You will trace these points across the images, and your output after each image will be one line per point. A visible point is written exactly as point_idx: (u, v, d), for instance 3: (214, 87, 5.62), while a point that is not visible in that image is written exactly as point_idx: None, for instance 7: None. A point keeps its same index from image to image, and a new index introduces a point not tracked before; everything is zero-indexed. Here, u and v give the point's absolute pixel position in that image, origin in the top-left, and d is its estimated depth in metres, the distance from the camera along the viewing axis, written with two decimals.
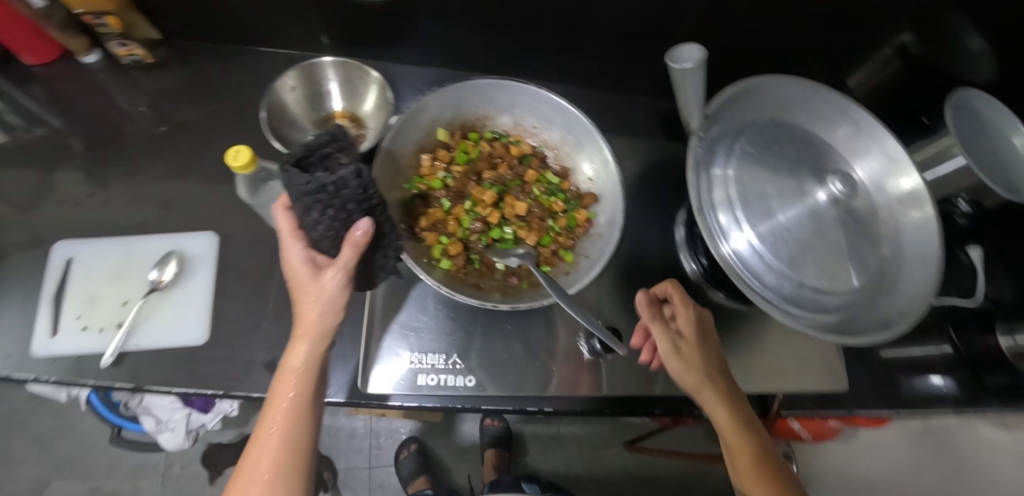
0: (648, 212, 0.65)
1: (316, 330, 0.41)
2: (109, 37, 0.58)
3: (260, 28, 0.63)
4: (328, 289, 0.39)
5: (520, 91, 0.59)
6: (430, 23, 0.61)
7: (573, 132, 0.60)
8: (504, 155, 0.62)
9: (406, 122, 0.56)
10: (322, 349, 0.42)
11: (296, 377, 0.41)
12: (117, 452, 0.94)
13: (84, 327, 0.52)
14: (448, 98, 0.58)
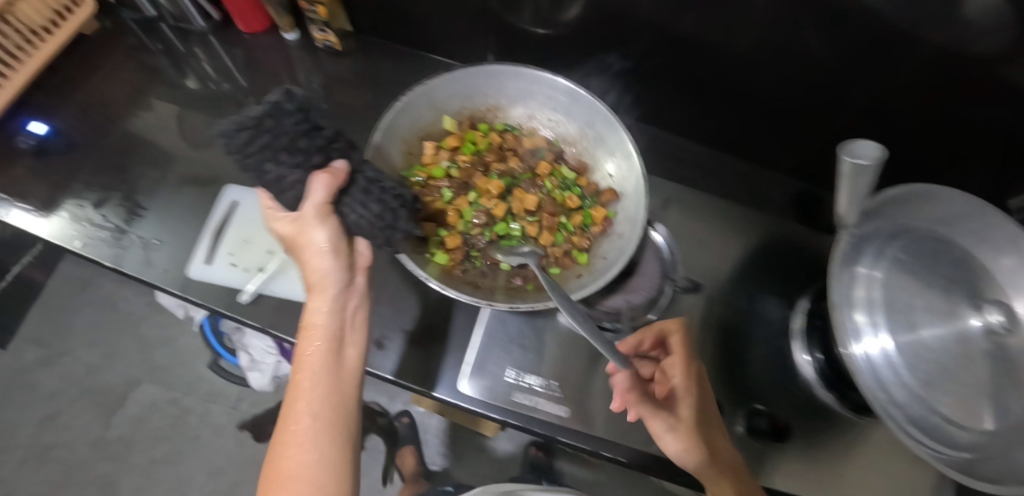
0: (763, 289, 0.62)
1: (329, 280, 0.41)
2: (314, 23, 0.67)
3: (436, 37, 0.70)
4: (313, 226, 0.39)
5: (533, 82, 0.59)
6: (590, 60, 0.66)
7: (594, 126, 0.60)
8: (522, 144, 0.65)
9: (424, 103, 0.58)
10: (341, 300, 0.42)
11: (320, 333, 0.41)
12: (200, 373, 1.04)
13: (233, 263, 0.59)
14: (453, 88, 0.59)
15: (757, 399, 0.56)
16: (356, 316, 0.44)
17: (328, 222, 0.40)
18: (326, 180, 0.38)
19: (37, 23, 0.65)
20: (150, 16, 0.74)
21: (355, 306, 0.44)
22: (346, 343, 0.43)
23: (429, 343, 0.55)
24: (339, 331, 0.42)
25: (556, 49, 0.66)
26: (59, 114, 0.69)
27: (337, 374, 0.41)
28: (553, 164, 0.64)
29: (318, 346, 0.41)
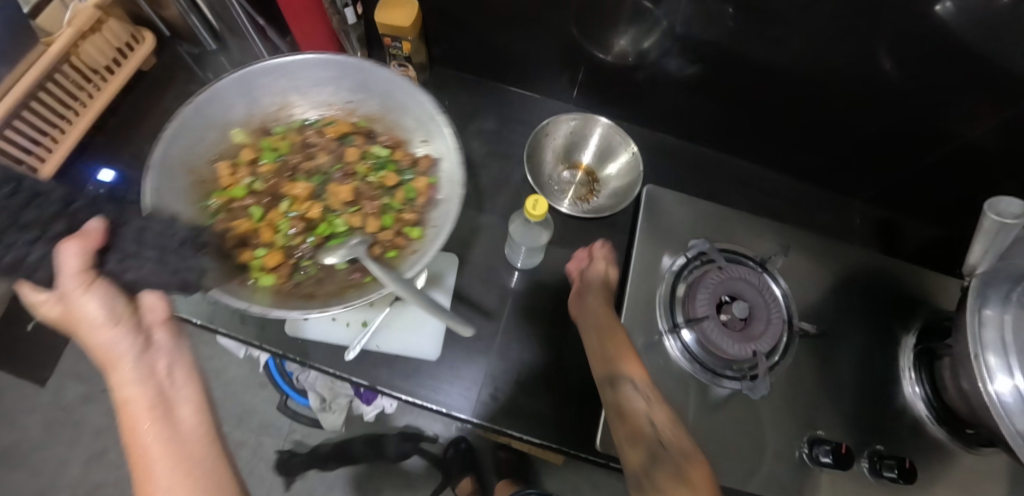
0: (869, 317, 0.60)
1: (119, 349, 0.35)
2: (394, 59, 0.65)
3: (512, 63, 0.69)
4: (77, 297, 0.33)
5: (307, 64, 0.51)
6: (674, 90, 0.65)
7: (393, 96, 0.54)
8: (318, 135, 0.55)
9: (195, 119, 0.48)
10: (153, 373, 0.35)
11: (136, 404, 0.34)
12: (250, 405, 1.01)
13: (332, 317, 0.55)
14: (240, 94, 0.50)
15: (874, 436, 0.54)
16: (185, 379, 0.38)
17: (99, 287, 0.34)
18: (79, 244, 0.33)
19: (100, 63, 0.62)
20: (211, 50, 0.72)
21: (189, 374, 0.38)
22: (181, 406, 0.36)
23: (540, 391, 0.54)
24: (161, 394, 0.36)
25: (641, 79, 0.66)
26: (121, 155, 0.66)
27: (183, 453, 0.34)
28: (363, 146, 0.56)
29: (149, 429, 0.33)
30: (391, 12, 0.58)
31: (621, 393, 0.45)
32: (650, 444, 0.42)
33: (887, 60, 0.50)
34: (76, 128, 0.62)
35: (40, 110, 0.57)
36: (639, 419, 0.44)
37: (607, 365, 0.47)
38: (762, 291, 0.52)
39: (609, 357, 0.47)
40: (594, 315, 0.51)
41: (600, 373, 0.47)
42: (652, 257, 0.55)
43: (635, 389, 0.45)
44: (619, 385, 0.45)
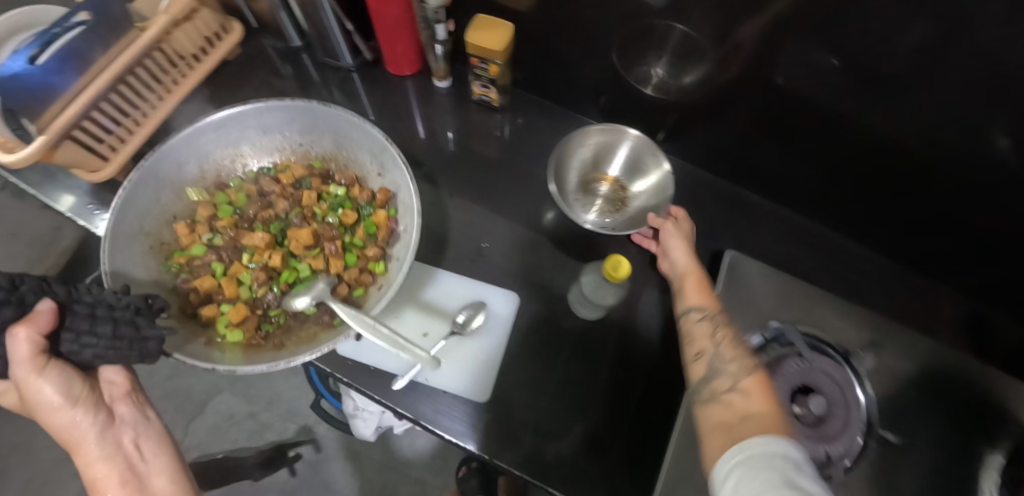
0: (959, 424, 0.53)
1: (82, 429, 0.36)
2: (478, 79, 0.63)
3: (590, 94, 0.66)
4: (31, 384, 0.34)
5: (236, 118, 0.52)
6: (762, 142, 0.61)
7: (344, 134, 0.55)
8: (280, 183, 0.56)
9: (145, 184, 0.48)
10: (105, 438, 0.37)
11: (108, 480, 0.36)
12: (279, 391, 1.03)
13: (385, 343, 0.54)
14: (180, 153, 0.51)
15: None
16: (146, 439, 0.40)
17: (49, 368, 0.34)
18: (25, 328, 0.33)
19: (188, 51, 0.63)
20: (296, 47, 0.73)
21: (139, 424, 0.40)
22: (150, 471, 0.39)
23: (585, 450, 0.51)
24: (133, 464, 0.38)
25: (729, 129, 0.62)
26: None
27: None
28: (320, 188, 0.56)
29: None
30: (484, 33, 0.56)
31: (700, 320, 0.47)
32: (709, 365, 0.44)
33: (1005, 141, 0.45)
34: (157, 112, 0.64)
35: (125, 92, 0.58)
36: (707, 341, 0.45)
37: (688, 297, 0.49)
38: (841, 389, 0.49)
39: (696, 287, 0.50)
40: (678, 251, 0.53)
41: (686, 302, 0.49)
42: None
43: (709, 317, 0.47)
44: (699, 313, 0.48)
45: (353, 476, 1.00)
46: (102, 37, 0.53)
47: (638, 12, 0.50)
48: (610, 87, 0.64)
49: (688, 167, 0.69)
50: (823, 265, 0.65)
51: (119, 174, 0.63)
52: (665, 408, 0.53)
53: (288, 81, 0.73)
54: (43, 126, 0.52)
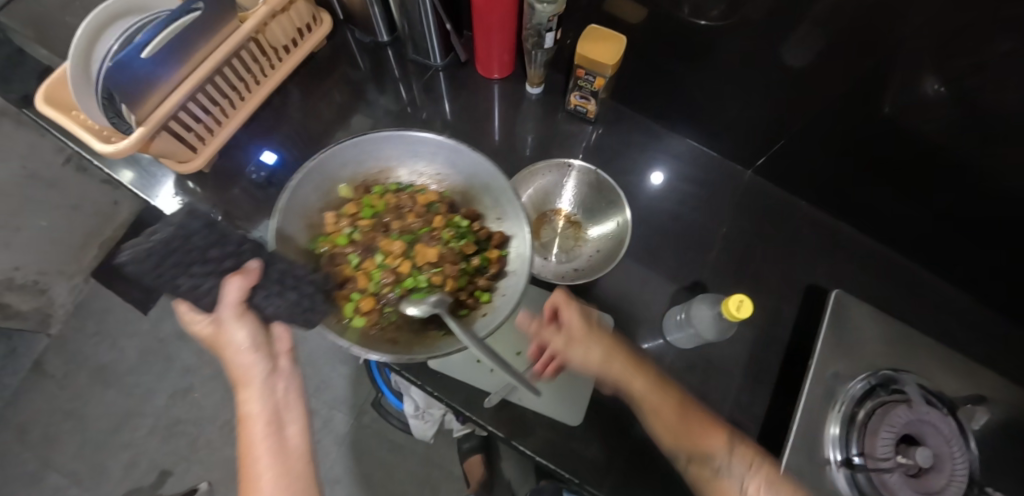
0: None
1: (254, 370, 0.42)
2: (579, 90, 0.62)
3: (684, 112, 0.65)
4: (231, 326, 0.39)
5: (399, 139, 0.52)
6: (865, 180, 0.59)
7: (478, 177, 0.53)
8: (415, 204, 0.55)
9: (309, 174, 0.49)
10: (266, 383, 0.43)
11: (258, 416, 0.42)
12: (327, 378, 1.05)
13: (478, 360, 0.55)
14: (344, 154, 0.51)
15: None
16: (290, 394, 0.45)
17: (250, 318, 0.40)
18: (241, 277, 0.38)
19: (279, 43, 0.61)
20: (381, 43, 0.72)
21: (287, 382, 0.45)
22: (287, 421, 0.44)
23: (668, 479, 0.52)
24: (276, 411, 0.43)
25: (834, 161, 0.59)
26: (278, 137, 0.67)
27: (287, 462, 0.42)
28: (447, 215, 0.55)
29: (258, 431, 0.42)
30: (597, 46, 0.53)
31: (717, 478, 0.43)
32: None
33: None
34: (244, 103, 0.62)
35: (220, 83, 0.55)
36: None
37: (704, 438, 0.44)
38: (951, 442, 0.47)
39: (703, 426, 0.44)
40: (589, 359, 0.48)
41: (708, 444, 0.44)
42: (823, 372, 0.51)
43: (732, 472, 0.43)
44: (721, 464, 0.43)
45: (395, 469, 1.01)
46: (211, 24, 0.49)
47: (749, 38, 0.49)
48: (712, 108, 0.62)
49: (780, 194, 0.67)
50: (916, 307, 0.63)
51: (204, 167, 0.61)
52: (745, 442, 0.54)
53: (371, 77, 0.71)
54: (143, 117, 0.48)
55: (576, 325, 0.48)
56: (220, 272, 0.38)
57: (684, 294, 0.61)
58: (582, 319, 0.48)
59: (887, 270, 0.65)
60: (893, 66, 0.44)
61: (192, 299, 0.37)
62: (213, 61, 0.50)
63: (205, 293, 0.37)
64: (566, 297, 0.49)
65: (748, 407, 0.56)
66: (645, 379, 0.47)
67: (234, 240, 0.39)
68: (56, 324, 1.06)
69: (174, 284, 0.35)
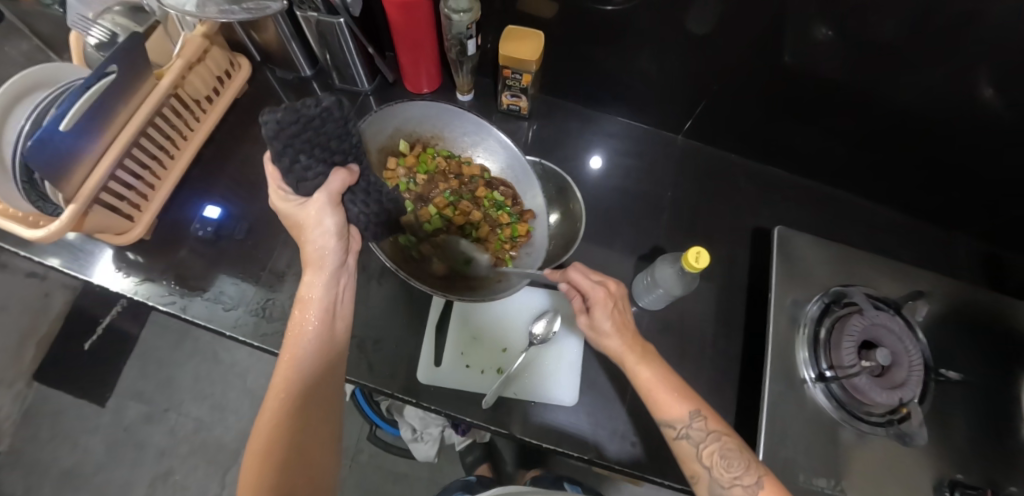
0: (1001, 358, 0.57)
1: (329, 258, 0.43)
2: (508, 90, 0.64)
3: (608, 92, 0.68)
4: (323, 212, 0.41)
5: (459, 116, 0.57)
6: (780, 124, 0.64)
7: (514, 171, 0.59)
8: (458, 173, 0.60)
9: (381, 117, 0.54)
10: (334, 275, 0.44)
11: (316, 304, 0.43)
12: None
13: (466, 365, 0.56)
14: (412, 108, 0.56)
15: (1016, 474, 0.53)
16: (346, 291, 0.46)
17: (340, 210, 0.42)
18: (345, 175, 0.41)
19: (201, 94, 0.60)
20: (305, 76, 0.71)
21: (346, 279, 0.46)
22: (337, 318, 0.45)
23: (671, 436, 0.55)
24: (334, 303, 0.44)
25: (749, 112, 0.64)
26: (217, 190, 0.65)
27: (329, 356, 0.43)
28: (490, 188, 0.59)
29: (313, 320, 0.42)
30: (518, 45, 0.56)
31: (679, 440, 0.45)
32: (709, 488, 0.44)
33: (994, 92, 0.48)
34: (176, 161, 0.60)
35: (147, 145, 0.54)
36: (696, 465, 0.45)
37: (665, 410, 0.46)
38: (904, 338, 0.52)
39: (676, 397, 0.46)
40: (609, 340, 0.49)
41: (664, 416, 0.46)
42: (783, 303, 0.55)
43: (692, 437, 0.45)
44: (677, 431, 0.45)
45: None
46: (131, 86, 0.48)
47: (648, 13, 0.53)
48: (635, 84, 0.65)
49: (711, 151, 0.72)
50: (849, 227, 0.70)
51: (144, 234, 0.59)
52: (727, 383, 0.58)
53: None
54: (71, 194, 0.46)
55: (597, 292, 0.49)
56: (330, 162, 0.40)
57: (645, 259, 0.64)
58: (601, 290, 0.49)
59: (819, 200, 0.71)
60: (778, 17, 0.48)
61: (298, 178, 0.39)
62: (136, 125, 0.49)
63: (313, 178, 0.39)
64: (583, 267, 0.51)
65: (725, 350, 0.60)
66: (638, 358, 0.47)
67: (353, 138, 0.40)
68: (5, 439, 0.97)
69: (295, 160, 0.37)
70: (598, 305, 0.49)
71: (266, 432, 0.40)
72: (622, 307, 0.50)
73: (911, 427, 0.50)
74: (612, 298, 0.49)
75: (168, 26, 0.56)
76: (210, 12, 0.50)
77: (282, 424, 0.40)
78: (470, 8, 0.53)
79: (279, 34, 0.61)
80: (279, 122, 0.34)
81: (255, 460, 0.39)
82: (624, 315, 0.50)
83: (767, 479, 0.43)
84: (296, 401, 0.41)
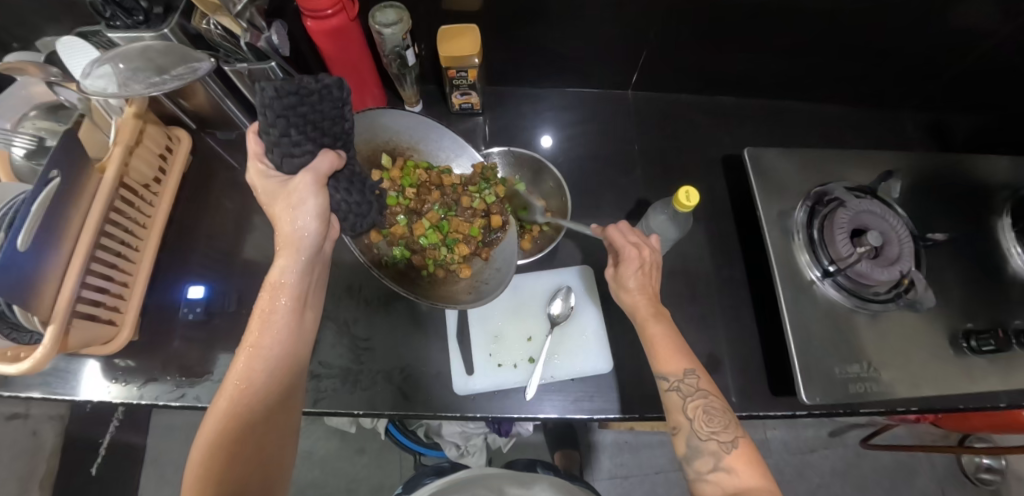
0: (970, 209, 0.62)
1: (305, 242, 0.42)
2: (457, 89, 0.63)
3: (550, 67, 0.69)
4: (308, 193, 0.40)
5: (441, 134, 0.58)
6: (718, 56, 0.66)
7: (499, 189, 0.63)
8: (441, 185, 0.59)
9: (366, 125, 0.53)
10: (308, 261, 0.43)
11: (288, 290, 0.42)
12: (360, 473, 1.01)
13: (499, 363, 0.56)
14: (393, 117, 0.55)
15: (1015, 306, 0.57)
16: (317, 278, 0.46)
17: (323, 192, 0.41)
18: (333, 157, 0.41)
19: (147, 177, 0.57)
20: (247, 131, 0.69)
21: (318, 264, 0.45)
22: (307, 305, 0.45)
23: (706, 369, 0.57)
24: (306, 291, 0.44)
25: (686, 52, 0.66)
26: (192, 270, 0.62)
27: (297, 342, 0.42)
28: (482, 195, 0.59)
29: (283, 306, 0.42)
30: (455, 44, 0.55)
31: (670, 391, 0.46)
32: (687, 441, 0.44)
33: None
34: (143, 251, 0.57)
35: (109, 244, 0.51)
36: (680, 417, 0.45)
37: (664, 362, 0.47)
38: (887, 217, 0.56)
39: (677, 350, 0.47)
40: (629, 297, 0.51)
41: (662, 367, 0.47)
42: (772, 217, 0.58)
43: (682, 390, 0.46)
44: (669, 383, 0.46)
45: None
46: (75, 187, 0.45)
47: None
48: (574, 52, 0.66)
49: (661, 97, 0.74)
50: (805, 132, 0.73)
51: (133, 336, 0.56)
52: (741, 307, 0.61)
53: None
54: (45, 315, 0.44)
55: (630, 251, 0.51)
56: (318, 143, 0.40)
57: (632, 215, 0.66)
58: (637, 249, 0.51)
59: (773, 115, 0.74)
60: None
61: (285, 153, 0.39)
62: (92, 224, 0.47)
63: (300, 155, 0.39)
64: (625, 228, 0.53)
65: (731, 277, 0.62)
66: (654, 313, 0.49)
67: (345, 123, 0.42)
68: None
69: (285, 133, 0.38)
70: (630, 260, 0.51)
71: (221, 420, 0.39)
72: (652, 272, 0.52)
73: (919, 293, 0.53)
74: (643, 261, 0.51)
75: (93, 116, 0.53)
76: (135, 88, 0.48)
77: (239, 414, 0.39)
78: (399, 19, 0.53)
79: (211, 95, 0.60)
80: (277, 89, 0.36)
81: (206, 446, 0.39)
82: (653, 271, 0.52)
83: (744, 439, 0.43)
84: (258, 390, 0.40)
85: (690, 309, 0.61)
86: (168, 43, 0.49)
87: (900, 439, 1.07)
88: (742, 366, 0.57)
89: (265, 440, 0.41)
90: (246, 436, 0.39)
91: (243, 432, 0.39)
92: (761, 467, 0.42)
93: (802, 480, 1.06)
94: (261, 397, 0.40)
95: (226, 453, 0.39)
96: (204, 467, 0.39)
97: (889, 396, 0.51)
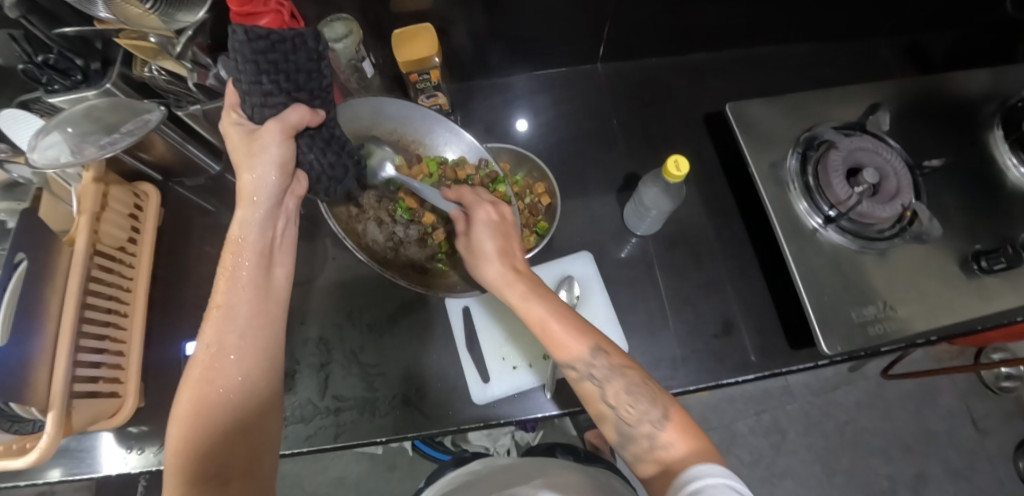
0: (959, 128, 0.61)
1: (263, 192, 0.39)
2: (422, 93, 0.60)
3: (512, 55, 0.67)
4: (270, 141, 0.38)
5: (442, 126, 0.56)
6: (683, 14, 0.64)
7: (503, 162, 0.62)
8: (457, 180, 0.56)
9: (359, 108, 0.51)
10: (268, 213, 0.40)
11: (249, 246, 0.40)
12: (396, 489, 1.01)
13: (513, 366, 0.55)
14: (395, 107, 0.53)
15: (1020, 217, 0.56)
16: (285, 235, 0.43)
17: (290, 144, 0.39)
18: (305, 112, 0.38)
19: (121, 241, 0.55)
20: (215, 173, 0.66)
21: (285, 218, 0.43)
22: (275, 263, 0.42)
23: (721, 335, 0.56)
24: (270, 248, 0.41)
25: (650, 15, 0.63)
26: (185, 324, 0.60)
27: (268, 301, 0.40)
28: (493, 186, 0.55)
29: (247, 265, 0.40)
30: (412, 46, 0.53)
31: (581, 380, 0.42)
32: (617, 429, 0.41)
33: None
34: (134, 303, 0.56)
35: (94, 315, 0.49)
36: (601, 405, 0.41)
37: (563, 349, 0.42)
38: (879, 151, 0.55)
39: (573, 332, 0.43)
40: (492, 269, 0.46)
41: (562, 357, 0.42)
42: (764, 169, 0.56)
43: (594, 377, 0.41)
44: (578, 371, 0.42)
45: None
46: (37, 234, 0.44)
47: None
48: (535, 34, 0.64)
49: (630, 65, 0.72)
50: (783, 77, 0.71)
51: (138, 403, 0.55)
52: (747, 265, 0.60)
53: (230, 210, 0.66)
54: (43, 402, 0.42)
55: (488, 215, 0.48)
56: (292, 97, 0.38)
57: (621, 190, 0.64)
58: (490, 217, 0.48)
59: (747, 64, 0.72)
60: None
61: (256, 102, 0.37)
62: (71, 302, 0.45)
63: (270, 105, 0.37)
64: (475, 193, 0.50)
65: (731, 238, 0.61)
66: (525, 289, 0.44)
67: (323, 80, 0.40)
68: None
69: (256, 80, 0.36)
70: (483, 233, 0.47)
71: (197, 387, 0.37)
72: (510, 236, 0.48)
73: (923, 224, 0.52)
74: (501, 225, 0.48)
75: (52, 188, 0.52)
76: (89, 153, 0.45)
77: (214, 378, 0.37)
78: (349, 31, 0.50)
79: (170, 143, 0.57)
80: (248, 30, 0.35)
81: (184, 420, 0.36)
82: (506, 234, 0.48)
83: (674, 407, 0.40)
84: (232, 352, 0.38)
85: (694, 276, 0.60)
86: (111, 98, 0.47)
87: (919, 363, 1.07)
88: (757, 324, 0.57)
89: (245, 408, 0.38)
90: (225, 400, 0.37)
91: (225, 401, 0.37)
92: (694, 428, 0.39)
93: (829, 419, 1.07)
94: (235, 361, 0.38)
95: (210, 421, 0.36)
96: (185, 442, 0.35)
97: (909, 332, 0.50)
